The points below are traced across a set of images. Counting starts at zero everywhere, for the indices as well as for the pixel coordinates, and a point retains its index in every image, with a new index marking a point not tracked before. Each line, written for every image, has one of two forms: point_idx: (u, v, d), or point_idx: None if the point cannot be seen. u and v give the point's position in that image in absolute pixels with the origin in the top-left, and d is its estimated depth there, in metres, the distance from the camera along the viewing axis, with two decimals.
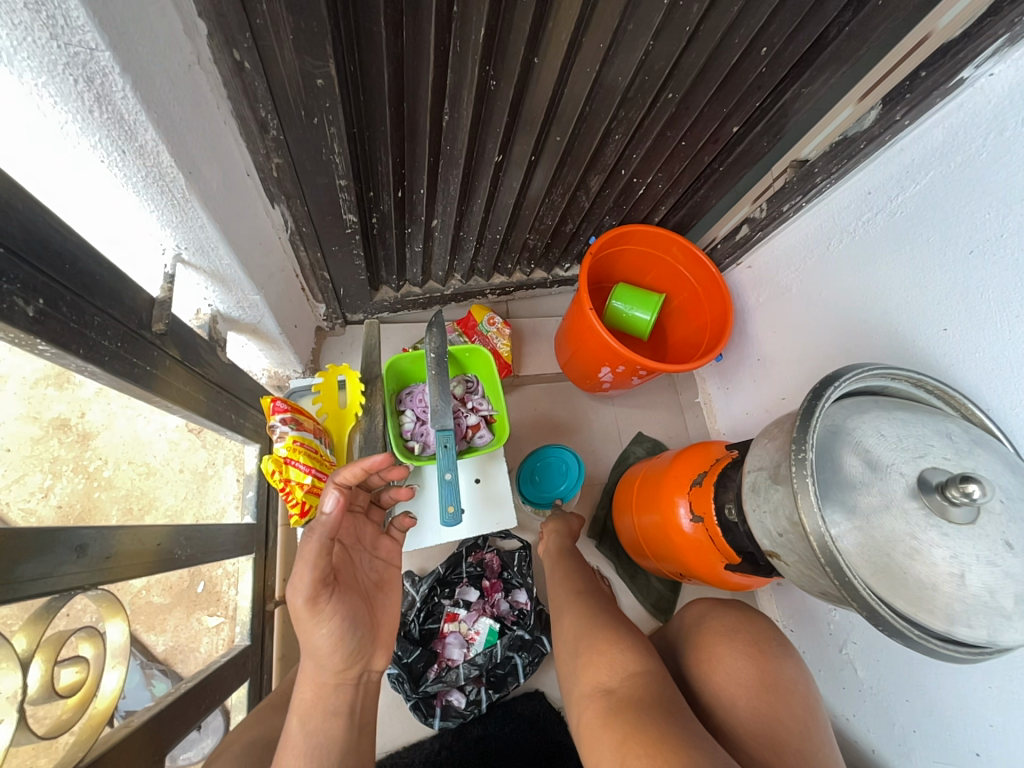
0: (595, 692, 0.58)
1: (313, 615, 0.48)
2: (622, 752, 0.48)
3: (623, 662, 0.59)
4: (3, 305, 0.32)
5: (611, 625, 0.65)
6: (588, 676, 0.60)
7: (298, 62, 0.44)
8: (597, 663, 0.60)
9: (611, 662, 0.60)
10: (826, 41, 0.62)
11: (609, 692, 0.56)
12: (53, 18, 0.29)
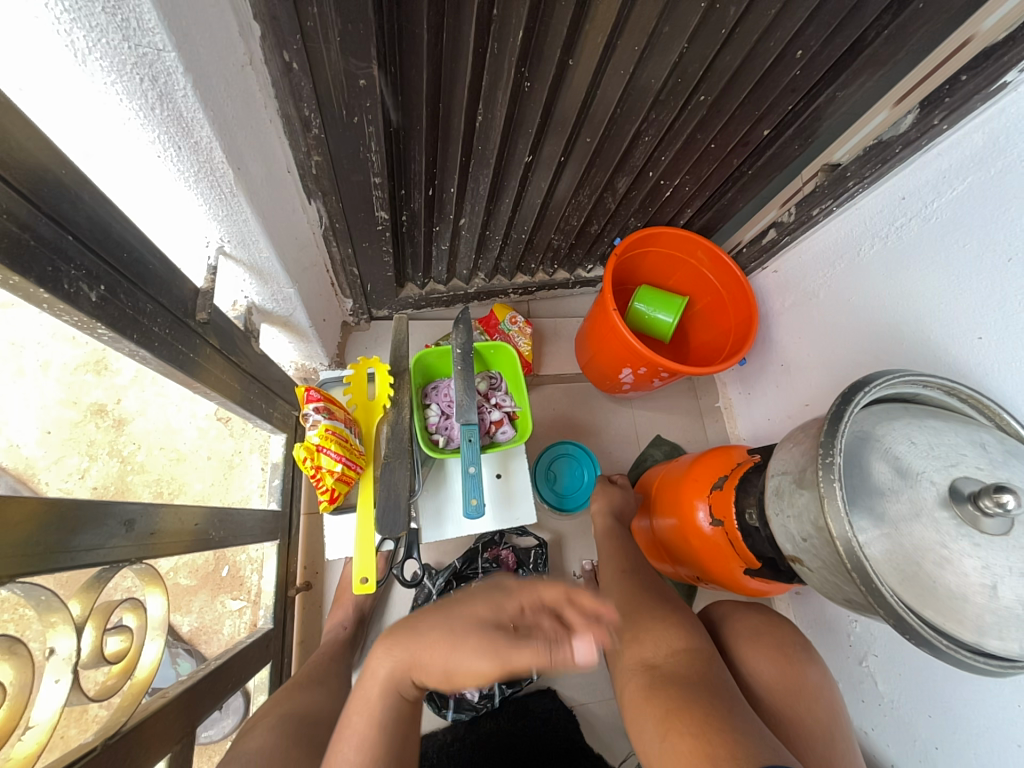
0: (634, 671, 0.58)
1: (465, 644, 0.51)
2: (665, 730, 0.50)
3: (668, 646, 0.58)
4: (70, 290, 0.34)
5: (654, 609, 0.64)
6: (627, 655, 0.60)
7: (343, 64, 0.46)
8: (638, 643, 0.60)
9: (653, 645, 0.59)
10: (864, 44, 0.61)
11: (652, 675, 0.56)
12: (126, 20, 0.31)
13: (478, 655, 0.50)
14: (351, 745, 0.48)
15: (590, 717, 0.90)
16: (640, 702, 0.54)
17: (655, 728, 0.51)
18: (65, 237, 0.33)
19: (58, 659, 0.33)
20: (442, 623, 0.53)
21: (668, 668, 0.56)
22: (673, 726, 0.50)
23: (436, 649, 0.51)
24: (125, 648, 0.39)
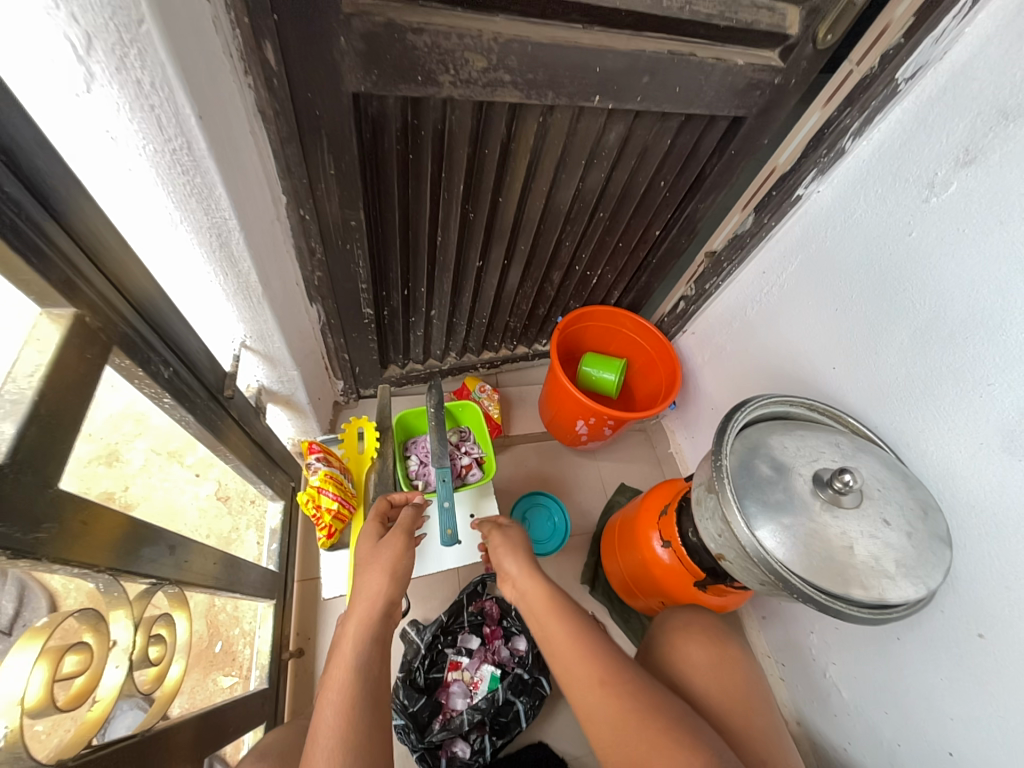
0: (594, 706, 0.55)
1: (384, 576, 0.60)
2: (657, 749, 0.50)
3: (621, 671, 0.57)
4: (154, 368, 0.49)
5: (592, 631, 0.61)
6: (585, 697, 0.56)
7: (340, 213, 0.67)
8: (589, 675, 0.57)
9: (608, 675, 0.56)
10: (706, 175, 0.86)
11: (607, 702, 0.55)
12: (210, 205, 0.50)
13: (395, 587, 0.61)
14: (332, 693, 0.51)
15: None
16: (600, 722, 0.54)
17: (615, 731, 0.53)
18: (154, 336, 0.49)
19: (118, 649, 0.42)
20: (367, 561, 0.63)
21: (628, 694, 0.55)
22: (636, 719, 0.53)
23: (368, 596, 0.59)
24: (160, 656, 0.48)
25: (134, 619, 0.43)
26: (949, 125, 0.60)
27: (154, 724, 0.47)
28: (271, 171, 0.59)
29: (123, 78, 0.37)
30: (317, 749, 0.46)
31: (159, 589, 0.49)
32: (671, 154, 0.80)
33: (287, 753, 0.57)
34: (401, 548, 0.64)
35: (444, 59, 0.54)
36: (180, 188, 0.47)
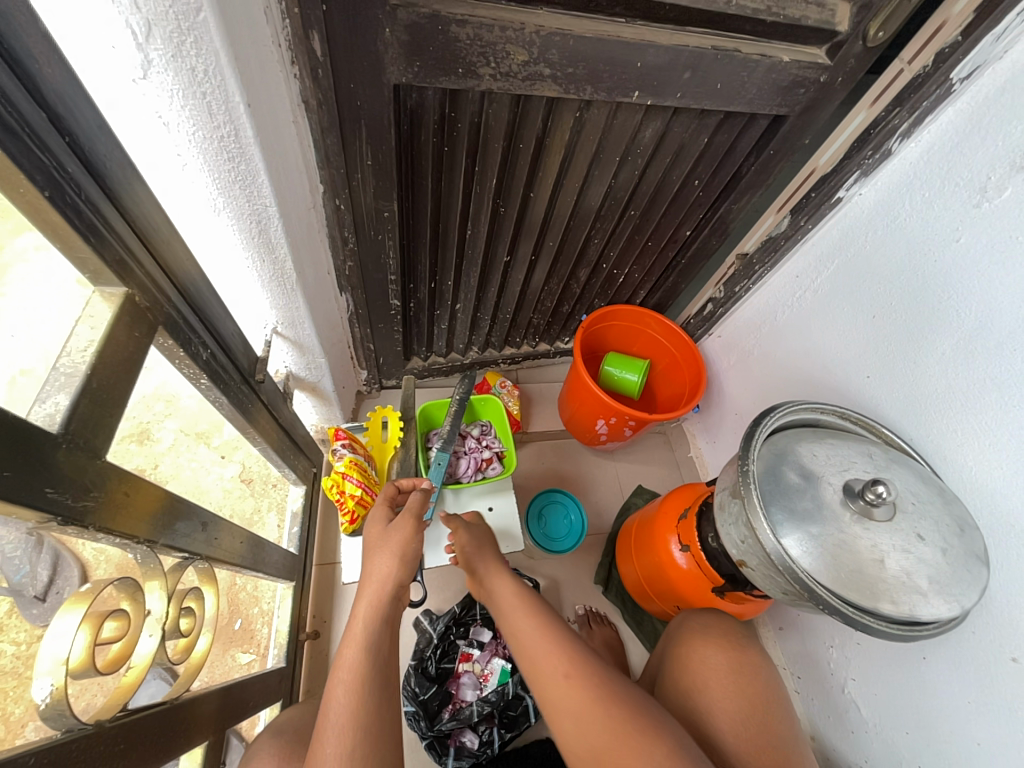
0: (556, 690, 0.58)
1: (395, 558, 0.61)
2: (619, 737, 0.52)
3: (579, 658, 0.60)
4: (194, 350, 0.50)
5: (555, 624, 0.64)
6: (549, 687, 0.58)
7: (375, 203, 0.68)
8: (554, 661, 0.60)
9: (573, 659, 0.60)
10: (742, 174, 0.84)
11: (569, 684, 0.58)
12: (252, 192, 0.51)
13: (405, 567, 0.61)
14: (343, 671, 0.52)
15: None
16: (563, 704, 0.56)
17: (576, 717, 0.55)
18: (195, 318, 0.50)
19: (152, 618, 0.43)
20: (378, 542, 0.63)
21: (583, 674, 0.58)
22: (605, 709, 0.55)
23: (377, 577, 0.59)
24: (190, 628, 0.49)
25: (167, 591, 0.44)
26: (1005, 128, 0.57)
27: (183, 691, 0.49)
28: (311, 161, 0.60)
29: (178, 66, 0.39)
30: (328, 725, 0.48)
31: (190, 562, 0.50)
32: (707, 152, 0.78)
33: (302, 730, 0.59)
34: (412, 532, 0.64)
35: (485, 51, 0.54)
36: (225, 176, 0.48)
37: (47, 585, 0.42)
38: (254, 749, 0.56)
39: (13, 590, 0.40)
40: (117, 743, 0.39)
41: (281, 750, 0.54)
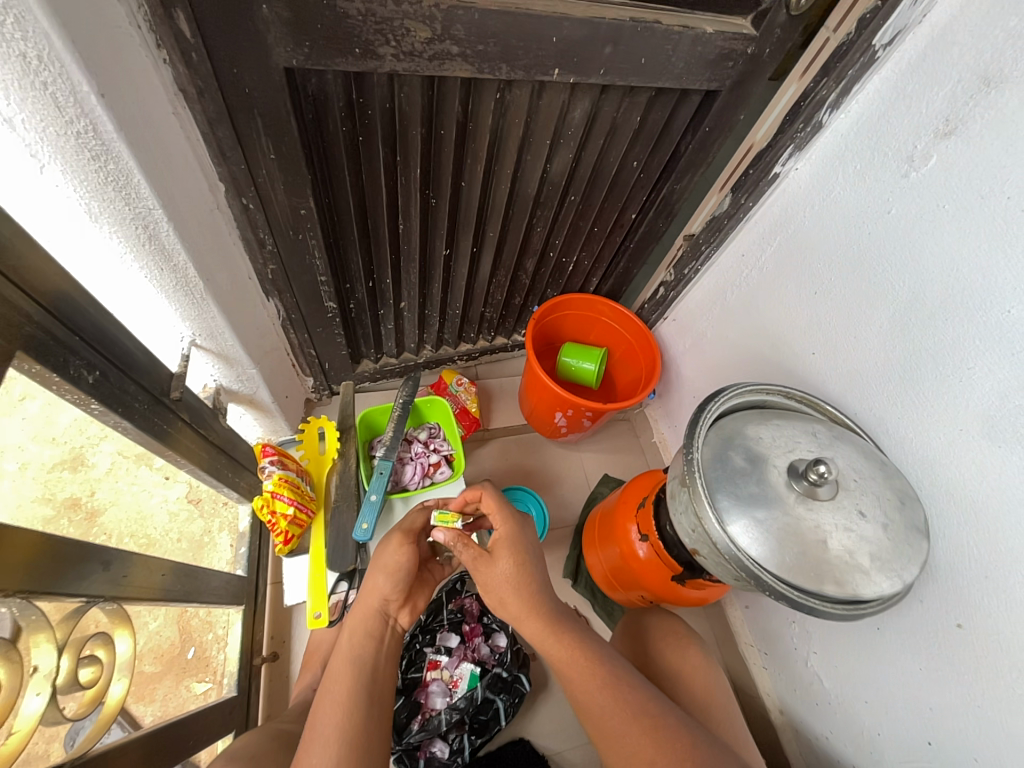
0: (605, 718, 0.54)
1: (385, 573, 0.59)
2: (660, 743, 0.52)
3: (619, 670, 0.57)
4: (74, 373, 0.45)
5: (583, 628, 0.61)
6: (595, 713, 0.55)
7: (287, 200, 0.63)
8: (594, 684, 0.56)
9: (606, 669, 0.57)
10: (680, 153, 0.82)
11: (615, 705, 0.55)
12: (129, 192, 0.45)
13: (395, 583, 0.59)
14: (331, 686, 0.50)
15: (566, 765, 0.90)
16: (604, 716, 0.55)
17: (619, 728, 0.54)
18: (72, 337, 0.45)
19: (39, 675, 0.40)
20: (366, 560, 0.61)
21: (631, 696, 0.55)
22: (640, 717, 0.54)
23: (367, 594, 0.58)
24: (94, 678, 0.46)
25: (57, 645, 0.40)
26: (928, 95, 0.56)
27: (90, 748, 0.45)
28: (203, 157, 0.55)
29: (3, 50, 0.33)
30: (311, 740, 0.46)
31: (93, 606, 0.46)
32: (642, 131, 0.76)
33: (259, 756, 0.54)
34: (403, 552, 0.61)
35: (382, 29, 0.50)
36: (92, 177, 0.43)
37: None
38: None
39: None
40: None
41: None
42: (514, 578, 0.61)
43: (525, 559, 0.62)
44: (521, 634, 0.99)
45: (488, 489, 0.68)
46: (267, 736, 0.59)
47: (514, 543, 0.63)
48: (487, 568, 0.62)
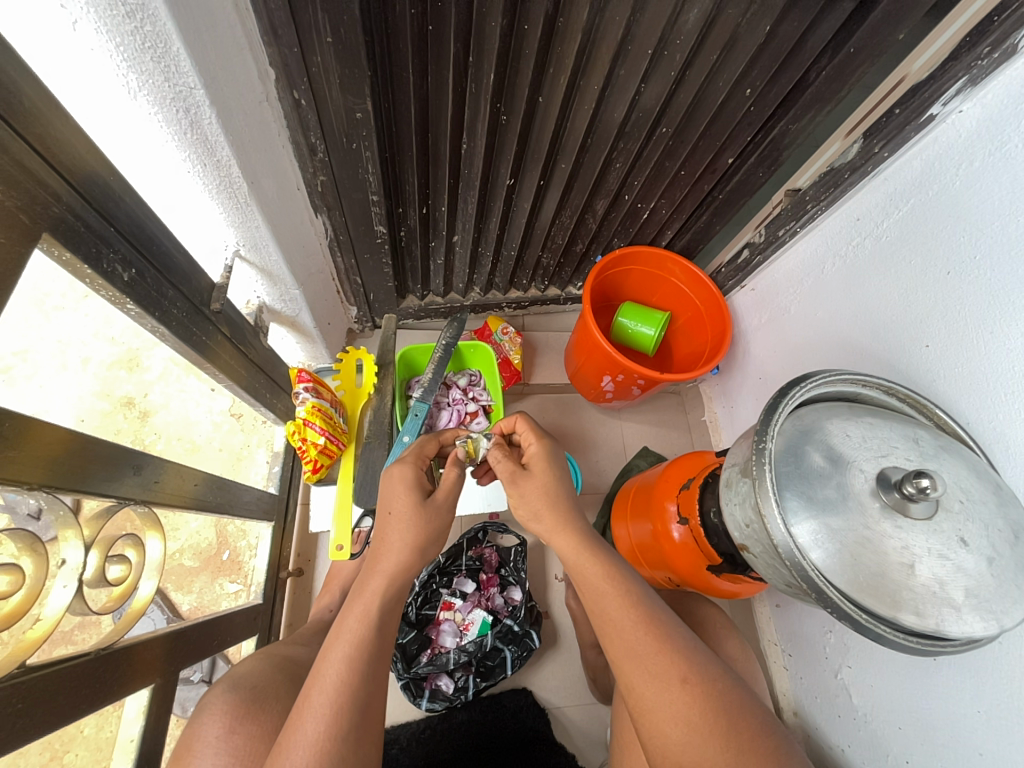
0: (696, 763, 0.44)
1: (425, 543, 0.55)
2: (710, 726, 0.45)
3: (719, 697, 0.46)
4: (106, 268, 0.42)
5: (668, 633, 0.50)
6: (681, 756, 0.44)
7: (343, 100, 0.56)
8: (684, 718, 0.45)
9: (699, 689, 0.47)
10: (808, 82, 0.68)
11: (713, 748, 0.44)
12: (167, 66, 0.40)
13: (432, 549, 0.57)
14: (346, 644, 0.47)
15: (564, 720, 0.91)
16: (651, 686, 0.47)
17: (664, 700, 0.46)
18: (106, 225, 0.42)
19: (67, 568, 0.40)
20: (406, 517, 0.56)
21: (693, 678, 0.47)
22: (688, 694, 0.46)
23: (403, 561, 0.53)
24: (124, 576, 0.47)
25: (87, 541, 0.40)
26: None
27: (120, 638, 0.47)
28: (253, 32, 0.48)
29: None
30: (319, 697, 0.43)
31: (124, 508, 0.46)
32: (766, 48, 0.62)
33: (258, 689, 0.55)
34: (447, 513, 0.59)
35: None
36: (129, 40, 0.37)
37: (38, 506, 0.38)
38: (204, 702, 0.54)
39: (7, 507, 0.37)
40: (12, 703, 0.35)
41: (228, 704, 0.52)
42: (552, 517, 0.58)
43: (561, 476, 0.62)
44: (536, 591, 0.99)
45: (524, 417, 0.69)
46: (277, 663, 0.61)
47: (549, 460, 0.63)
48: (525, 480, 0.61)
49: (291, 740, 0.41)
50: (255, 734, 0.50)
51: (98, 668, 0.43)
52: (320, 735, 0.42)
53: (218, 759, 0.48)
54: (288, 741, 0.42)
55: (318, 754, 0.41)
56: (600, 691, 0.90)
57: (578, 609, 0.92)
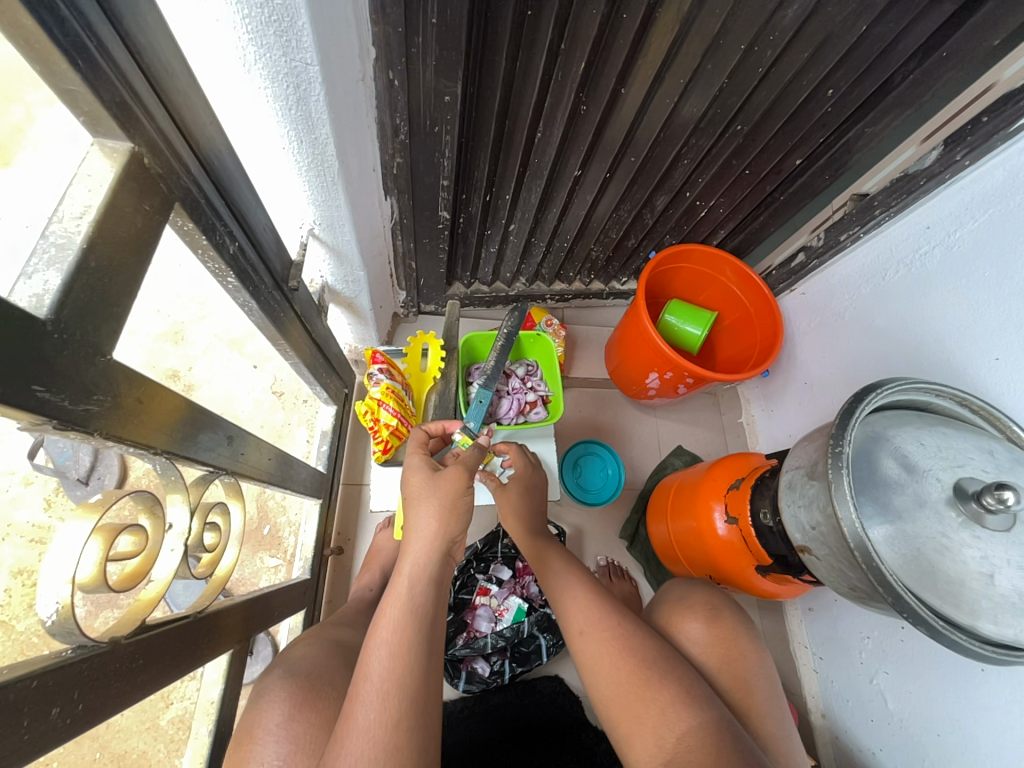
0: (603, 691, 0.56)
1: (446, 515, 0.58)
2: (603, 662, 0.58)
3: (614, 644, 0.58)
4: (219, 240, 0.42)
5: (586, 598, 0.64)
6: (595, 687, 0.58)
7: (434, 82, 0.55)
8: (589, 659, 0.59)
9: (592, 636, 0.60)
10: (892, 85, 0.67)
11: (609, 678, 0.56)
12: (289, 40, 0.39)
13: (454, 522, 0.58)
14: (386, 631, 0.48)
15: (594, 710, 0.93)
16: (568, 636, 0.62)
17: (577, 646, 0.61)
18: (220, 202, 0.42)
19: (174, 533, 0.40)
20: (422, 491, 0.60)
21: (594, 629, 0.61)
22: (584, 639, 0.61)
23: (424, 545, 0.56)
24: (215, 543, 0.47)
25: (190, 505, 0.41)
26: None
27: (207, 605, 0.48)
28: (362, 9, 0.48)
29: None
30: (367, 687, 0.44)
31: (215, 477, 0.47)
32: (857, 48, 0.61)
33: (314, 675, 0.56)
34: (463, 480, 0.61)
35: None
36: (258, 12, 0.37)
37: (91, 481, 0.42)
38: (264, 685, 0.54)
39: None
40: (135, 659, 0.36)
41: (287, 691, 0.53)
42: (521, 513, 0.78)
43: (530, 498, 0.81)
44: None
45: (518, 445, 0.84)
46: (330, 647, 0.62)
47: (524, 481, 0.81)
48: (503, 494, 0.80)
49: (345, 728, 0.42)
50: (314, 723, 0.50)
51: (194, 630, 0.44)
52: (370, 723, 0.42)
53: (279, 746, 0.48)
54: (344, 732, 0.42)
55: (372, 742, 0.41)
56: None
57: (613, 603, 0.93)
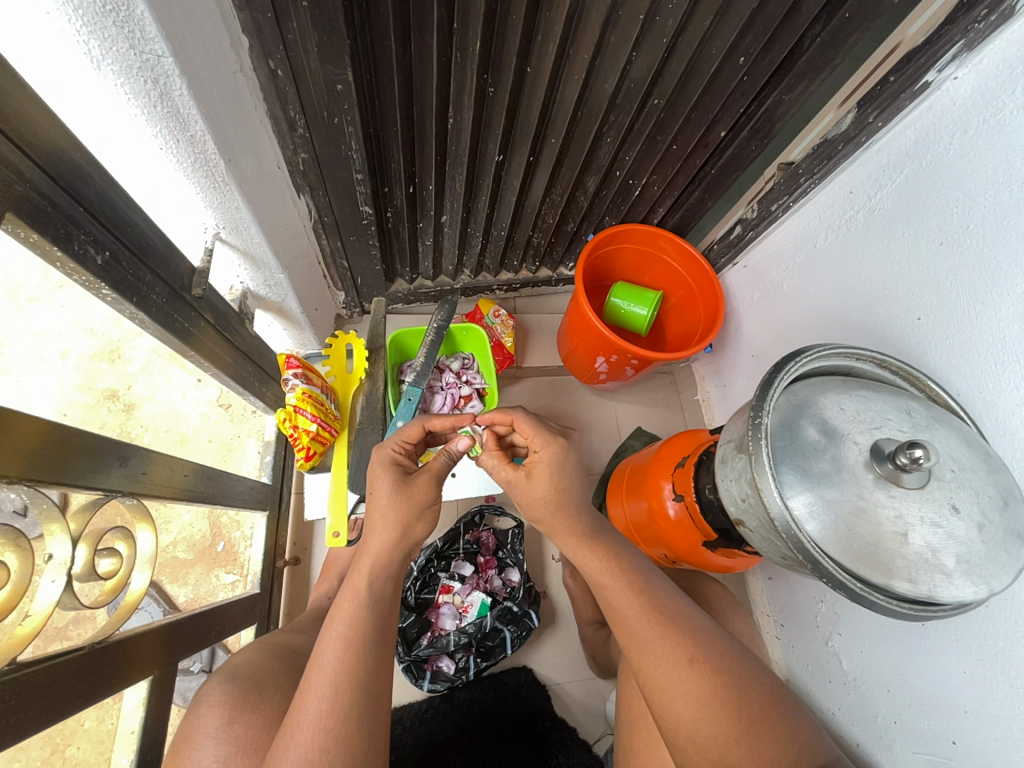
0: (709, 736, 0.45)
1: (408, 519, 0.54)
2: (717, 702, 0.46)
3: (726, 670, 0.47)
4: (78, 251, 0.40)
5: (674, 616, 0.51)
6: (694, 730, 0.45)
7: (322, 70, 0.53)
8: (694, 697, 0.46)
9: (707, 667, 0.47)
10: (802, 49, 0.66)
11: (722, 719, 0.45)
12: (132, 32, 0.37)
13: (418, 527, 0.55)
14: (341, 625, 0.46)
15: (564, 696, 0.93)
16: (665, 667, 0.47)
17: (673, 674, 0.47)
18: (76, 207, 0.40)
19: (55, 563, 0.40)
20: (385, 499, 0.55)
21: (705, 657, 0.48)
22: (694, 671, 0.47)
23: (389, 538, 0.53)
24: (115, 569, 0.47)
25: (73, 535, 0.40)
26: None
27: (115, 631, 0.46)
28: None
29: None
30: (318, 678, 0.43)
31: (112, 499, 0.45)
32: (760, 13, 0.60)
33: (257, 678, 0.54)
34: (428, 492, 0.57)
35: None
36: (88, 3, 0.34)
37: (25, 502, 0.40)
38: (202, 693, 0.53)
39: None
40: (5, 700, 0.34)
41: (227, 695, 0.51)
42: (557, 502, 0.57)
43: (566, 485, 0.57)
44: (534, 571, 1.00)
45: (521, 414, 0.62)
46: (274, 651, 0.60)
47: (557, 467, 0.57)
48: (531, 484, 0.58)
49: (294, 719, 0.41)
50: (251, 726, 0.49)
51: (95, 660, 0.42)
52: (321, 713, 0.41)
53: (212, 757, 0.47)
54: (293, 724, 0.41)
55: (321, 731, 0.40)
56: (599, 665, 0.92)
57: (577, 589, 0.93)
